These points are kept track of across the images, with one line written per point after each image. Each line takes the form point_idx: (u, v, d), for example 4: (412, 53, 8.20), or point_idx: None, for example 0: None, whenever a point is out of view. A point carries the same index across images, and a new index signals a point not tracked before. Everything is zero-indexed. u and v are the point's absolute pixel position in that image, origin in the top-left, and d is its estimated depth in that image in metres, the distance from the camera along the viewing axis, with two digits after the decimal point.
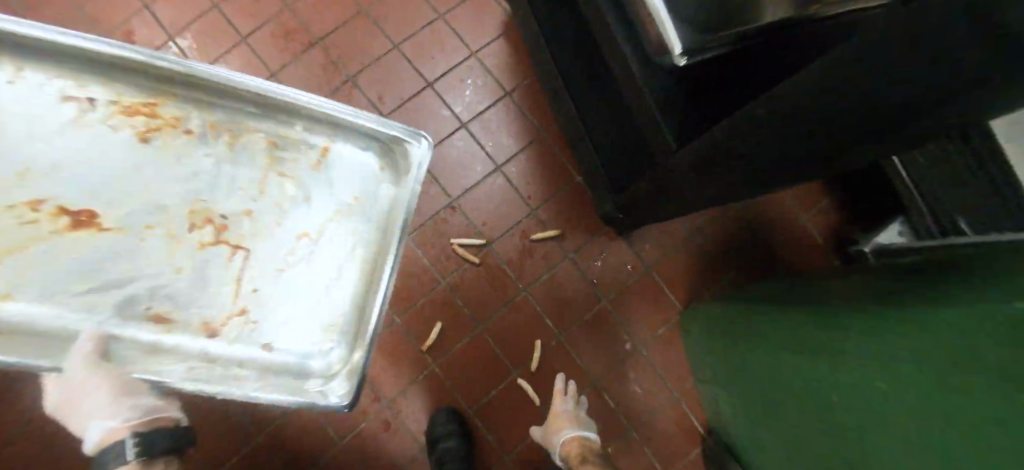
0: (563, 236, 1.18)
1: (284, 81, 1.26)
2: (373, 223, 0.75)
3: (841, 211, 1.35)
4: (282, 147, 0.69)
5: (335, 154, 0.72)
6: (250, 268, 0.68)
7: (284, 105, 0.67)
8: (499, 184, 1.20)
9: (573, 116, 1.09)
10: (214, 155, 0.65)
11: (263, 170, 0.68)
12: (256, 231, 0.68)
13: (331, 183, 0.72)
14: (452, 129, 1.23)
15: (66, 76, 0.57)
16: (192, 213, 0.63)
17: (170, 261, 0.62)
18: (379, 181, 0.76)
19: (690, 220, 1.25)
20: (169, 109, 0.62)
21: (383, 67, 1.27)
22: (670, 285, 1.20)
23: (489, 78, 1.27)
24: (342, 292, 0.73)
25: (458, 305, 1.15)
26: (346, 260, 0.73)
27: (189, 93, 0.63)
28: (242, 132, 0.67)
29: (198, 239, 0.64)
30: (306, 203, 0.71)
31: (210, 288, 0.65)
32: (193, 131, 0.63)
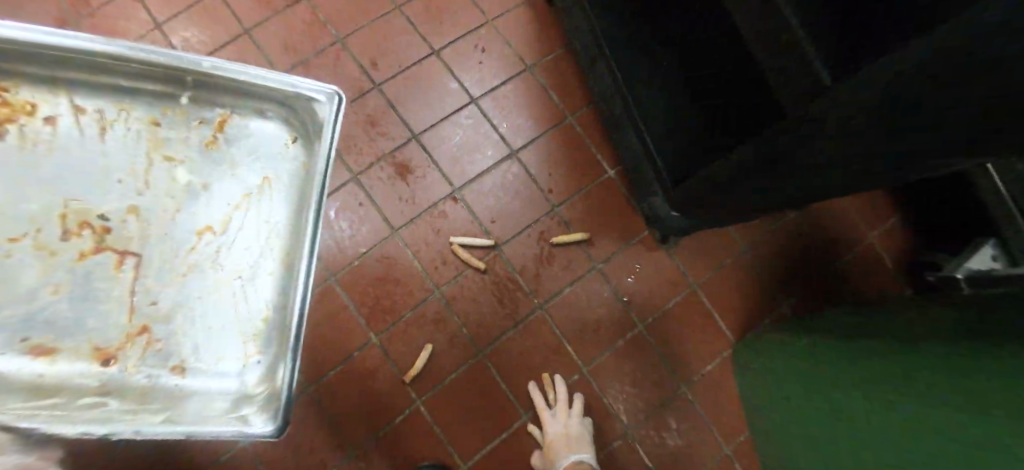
0: (591, 241, 0.95)
1: (260, 39, 1.05)
2: (292, 205, 0.48)
3: (917, 227, 1.05)
4: (168, 124, 0.45)
5: (234, 130, 0.48)
6: (143, 282, 0.43)
7: (158, 72, 0.43)
8: (513, 174, 0.97)
9: (617, 86, 0.86)
10: (85, 145, 0.42)
11: (142, 148, 0.44)
12: (146, 231, 0.44)
13: (233, 167, 0.47)
14: (460, 105, 1.01)
15: None
16: (61, 216, 0.41)
17: (47, 277, 0.41)
18: (296, 152, 0.50)
19: (749, 227, 1.00)
20: (23, 93, 0.40)
21: (379, 27, 1.04)
22: (722, 310, 0.96)
23: (508, 46, 1.04)
24: (261, 297, 0.46)
25: (455, 323, 0.91)
26: (258, 257, 0.47)
27: (45, 73, 0.40)
28: (116, 109, 0.43)
29: (77, 249, 0.42)
30: (205, 191, 0.46)
31: (102, 306, 0.43)
32: (55, 119, 0.41)
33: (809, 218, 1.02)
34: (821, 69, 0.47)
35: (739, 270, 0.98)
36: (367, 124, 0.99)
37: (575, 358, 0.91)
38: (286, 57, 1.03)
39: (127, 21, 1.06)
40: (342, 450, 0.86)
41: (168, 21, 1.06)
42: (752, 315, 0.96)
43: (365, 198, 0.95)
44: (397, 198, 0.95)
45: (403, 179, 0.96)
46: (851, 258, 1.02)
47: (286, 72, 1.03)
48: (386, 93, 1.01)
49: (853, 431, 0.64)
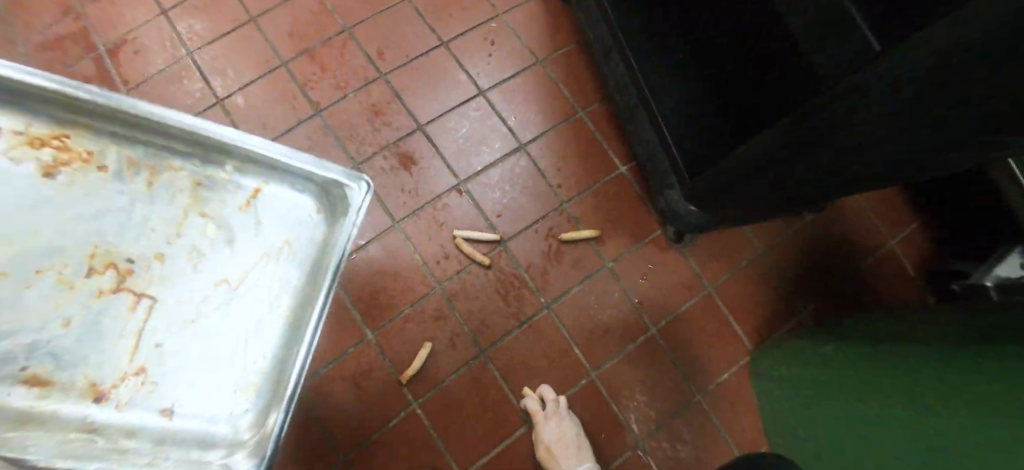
0: (600, 239, 0.91)
1: (266, 27, 1.03)
2: (306, 269, 0.52)
3: (937, 234, 0.97)
4: (209, 186, 0.49)
5: (266, 196, 0.52)
6: (153, 325, 0.43)
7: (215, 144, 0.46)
8: (521, 168, 0.94)
9: (631, 75, 0.82)
10: (130, 194, 0.43)
11: (182, 206, 0.47)
12: (169, 278, 0.45)
13: (258, 228, 0.51)
14: (468, 97, 0.98)
15: None
16: (90, 255, 0.41)
17: (62, 309, 0.39)
18: (315, 224, 0.54)
19: (765, 229, 0.95)
20: (84, 142, 0.42)
21: (387, 17, 1.02)
22: (740, 315, 0.90)
23: (518, 39, 1.01)
24: (264, 351, 0.48)
25: (457, 321, 0.86)
26: (266, 312, 0.49)
27: (111, 132, 0.43)
28: (162, 167, 0.46)
29: (97, 286, 0.41)
30: (229, 246, 0.48)
31: (104, 343, 0.41)
32: (107, 168, 0.42)
33: (829, 219, 0.96)
34: (864, 31, 0.44)
35: (758, 273, 0.93)
36: (371, 114, 0.96)
37: (583, 362, 0.86)
38: (291, 45, 1.01)
39: (134, 8, 1.04)
40: (332, 453, 0.80)
41: (175, 8, 1.05)
42: (772, 321, 0.91)
43: None
44: (399, 190, 0.92)
45: (407, 170, 0.93)
46: (876, 259, 0.96)
47: (291, 60, 1.00)
48: (392, 83, 0.98)
49: (866, 435, 0.59)
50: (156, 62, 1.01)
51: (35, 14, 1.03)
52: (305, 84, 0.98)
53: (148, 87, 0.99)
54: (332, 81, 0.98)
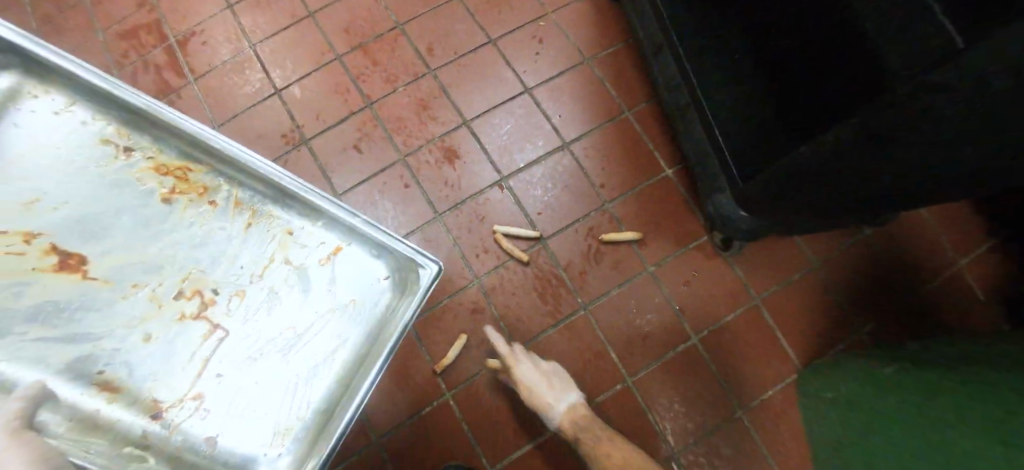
0: (643, 242, 0.89)
1: (322, 22, 1.06)
2: (364, 330, 0.60)
3: (1014, 258, 0.90)
4: (297, 237, 0.62)
5: (343, 256, 0.62)
6: (222, 349, 0.57)
7: (302, 200, 0.59)
8: (564, 167, 0.93)
9: (687, 73, 0.79)
10: (229, 231, 0.60)
11: (272, 251, 0.61)
12: (238, 309, 0.58)
13: (332, 282, 0.61)
14: (513, 94, 0.98)
15: (112, 122, 0.56)
16: (184, 279, 0.57)
17: (145, 325, 0.55)
18: (382, 288, 0.61)
19: (821, 241, 0.90)
20: (202, 177, 0.59)
21: (438, 14, 1.04)
22: (788, 330, 0.86)
23: (567, 38, 1.01)
24: (309, 398, 0.57)
25: (492, 315, 0.86)
26: (320, 364, 0.58)
27: (228, 172, 0.60)
28: (263, 216, 0.61)
29: (180, 309, 0.57)
30: (301, 295, 0.60)
31: (174, 361, 0.55)
32: (216, 202, 0.59)
33: (890, 234, 0.91)
34: (939, 16, 0.41)
35: (810, 288, 0.88)
36: (418, 108, 0.98)
37: (619, 366, 0.84)
38: (345, 40, 1.04)
39: (203, 3, 1.11)
40: (365, 438, 0.82)
41: (240, 3, 1.10)
42: (824, 339, 0.86)
43: (411, 181, 0.93)
44: (443, 183, 0.93)
45: (450, 164, 0.94)
46: (944, 279, 0.89)
47: (345, 54, 1.03)
48: (440, 79, 0.99)
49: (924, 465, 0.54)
50: (221, 53, 1.06)
51: (117, 8, 1.11)
52: (356, 77, 1.01)
53: (213, 77, 1.05)
54: (382, 75, 1.01)
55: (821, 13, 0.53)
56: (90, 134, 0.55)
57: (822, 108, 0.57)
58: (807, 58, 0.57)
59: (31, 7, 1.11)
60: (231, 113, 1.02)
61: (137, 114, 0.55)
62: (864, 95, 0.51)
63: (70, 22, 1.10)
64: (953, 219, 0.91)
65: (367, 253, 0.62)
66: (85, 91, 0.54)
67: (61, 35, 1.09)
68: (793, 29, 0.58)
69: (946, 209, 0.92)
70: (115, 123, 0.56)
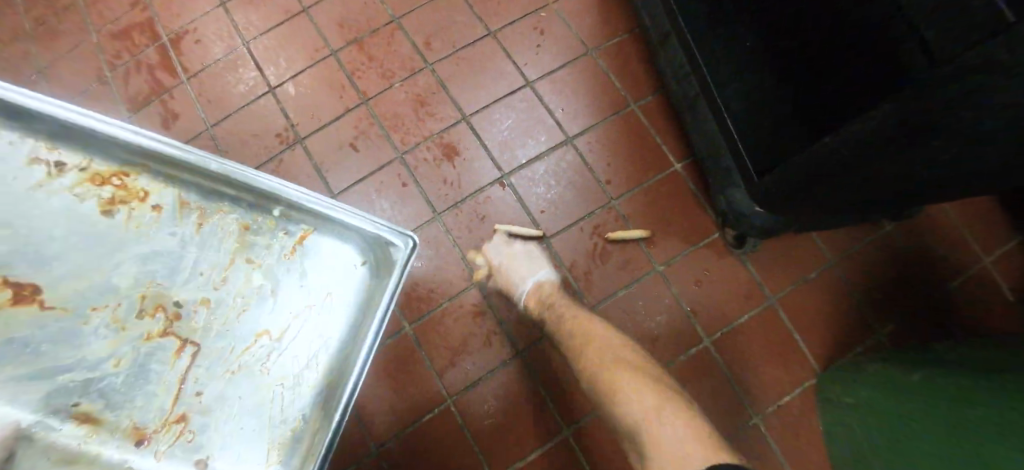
0: (651, 240, 0.85)
1: (317, 18, 1.03)
2: (344, 321, 0.60)
3: None
4: (255, 232, 0.59)
5: (311, 246, 0.61)
6: (197, 368, 0.54)
7: (261, 191, 0.57)
8: (567, 162, 0.89)
9: (694, 63, 0.75)
10: (180, 237, 0.55)
11: (230, 252, 0.58)
12: (207, 321, 0.55)
13: (302, 276, 0.60)
14: (514, 87, 0.94)
15: (37, 135, 0.49)
16: (142, 297, 0.52)
17: (113, 350, 0.50)
18: (358, 274, 0.62)
19: (837, 237, 0.86)
20: (141, 180, 0.54)
21: (436, 6, 1.00)
22: (806, 331, 0.82)
23: (569, 29, 0.97)
24: (299, 399, 0.57)
25: (494, 318, 0.83)
26: (304, 365, 0.58)
27: (167, 171, 0.55)
28: (213, 213, 0.57)
29: (145, 329, 0.52)
30: (272, 297, 0.58)
31: (150, 385, 0.51)
32: (162, 206, 0.54)
33: (913, 229, 0.86)
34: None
35: (828, 286, 0.84)
36: (416, 104, 0.94)
37: None
38: (340, 35, 1.01)
39: (196, 1, 1.08)
40: (364, 447, 0.79)
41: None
42: (842, 340, 0.82)
43: (409, 179, 0.90)
44: (442, 181, 0.89)
45: (449, 162, 0.90)
46: (969, 276, 0.85)
47: (340, 49, 1.00)
48: (438, 74, 0.96)
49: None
50: (214, 51, 1.04)
51: (108, 7, 1.09)
52: (352, 73, 0.98)
53: (206, 76, 1.02)
54: (378, 71, 0.97)
55: (819, 13, 0.54)
56: (19, 150, 0.48)
57: (821, 108, 0.58)
58: (806, 59, 0.58)
59: (25, 8, 1.09)
60: (225, 112, 0.99)
61: (69, 126, 0.48)
62: (864, 94, 0.52)
63: (62, 22, 1.08)
64: (983, 218, 0.87)
65: (333, 238, 0.62)
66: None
67: (54, 36, 1.07)
68: (791, 30, 0.59)
69: (974, 205, 0.87)
70: (39, 135, 0.49)
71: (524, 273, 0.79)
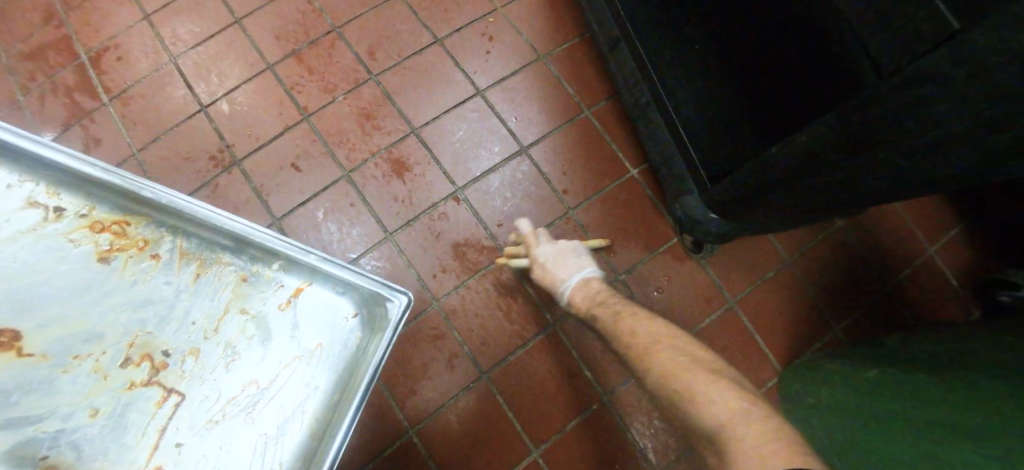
0: (611, 249, 0.84)
1: (250, 29, 0.97)
2: (337, 375, 0.54)
3: (983, 242, 0.89)
4: (253, 283, 0.54)
5: (309, 297, 0.55)
6: (178, 419, 0.47)
7: (259, 242, 0.52)
8: (523, 173, 0.87)
9: (645, 69, 0.74)
10: (175, 286, 0.50)
11: (226, 300, 0.52)
12: (195, 371, 0.49)
13: (296, 327, 0.54)
14: (464, 98, 0.91)
15: (40, 180, 0.46)
16: (128, 346, 0.47)
17: (90, 400, 0.45)
18: (351, 327, 0.56)
19: (794, 236, 0.87)
20: (141, 229, 0.50)
21: (378, 15, 0.95)
22: (767, 332, 0.82)
23: (519, 34, 0.94)
24: (281, 459, 0.50)
25: (455, 340, 0.80)
26: (289, 415, 0.51)
27: (169, 220, 0.51)
28: (214, 262, 0.53)
29: (128, 378, 0.47)
30: (263, 346, 0.52)
31: (125, 438, 0.45)
32: (160, 255, 0.50)
33: (865, 226, 0.88)
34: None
35: (787, 284, 0.85)
36: (362, 119, 0.90)
37: (594, 385, 0.79)
38: (276, 48, 0.95)
39: (115, 14, 1.00)
40: None
41: (158, 11, 1.00)
42: (802, 337, 0.83)
43: (358, 198, 0.86)
44: (392, 199, 0.85)
45: (400, 178, 0.86)
46: (920, 272, 0.87)
47: (277, 63, 0.94)
48: (384, 85, 0.92)
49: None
50: (137, 69, 0.96)
51: (13, 22, 0.99)
52: (292, 88, 0.92)
53: (131, 95, 0.94)
54: (319, 85, 0.92)
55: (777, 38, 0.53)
56: (17, 196, 0.45)
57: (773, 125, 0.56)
58: (764, 69, 0.55)
59: None
60: (153, 135, 0.92)
61: (74, 172, 0.46)
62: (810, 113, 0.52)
63: None
64: (934, 214, 0.89)
65: (331, 288, 0.56)
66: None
67: None
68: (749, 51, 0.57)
69: (922, 202, 0.90)
70: (46, 179, 0.46)
71: (573, 267, 0.73)
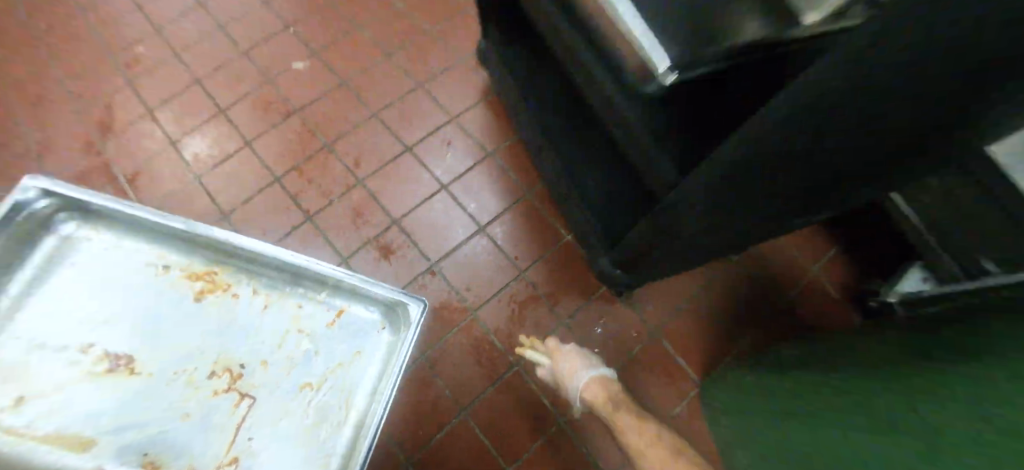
0: (557, 300, 1.06)
1: (258, 149, 1.23)
2: (371, 370, 0.82)
3: (855, 262, 1.12)
4: (308, 308, 0.84)
5: (349, 314, 0.85)
6: (251, 416, 0.76)
7: (312, 277, 0.83)
8: (483, 246, 1.10)
9: (557, 165, 0.98)
10: (252, 313, 0.82)
11: (287, 324, 0.83)
12: (262, 381, 0.79)
13: (338, 337, 0.84)
14: (432, 192, 1.15)
15: (155, 250, 0.83)
16: (216, 363, 0.78)
17: (185, 406, 0.75)
18: (382, 333, 0.85)
19: (701, 274, 1.10)
20: (226, 276, 0.84)
21: (359, 132, 1.21)
22: (686, 353, 1.04)
23: (471, 137, 1.20)
24: (328, 434, 0.77)
25: (439, 385, 1.00)
26: (332, 403, 0.79)
27: (247, 269, 0.84)
28: (277, 297, 0.84)
29: (214, 387, 0.77)
30: (315, 355, 0.82)
31: (211, 431, 0.74)
32: (237, 293, 0.83)
33: (757, 260, 1.11)
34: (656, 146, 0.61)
35: (700, 313, 1.07)
36: (353, 215, 1.14)
37: (553, 410, 1.00)
38: (280, 162, 1.20)
39: (147, 142, 1.26)
40: None
41: (182, 139, 1.26)
42: (714, 355, 1.04)
43: None
44: (381, 277, 1.08)
45: (386, 259, 1.09)
46: (807, 291, 1.10)
47: (281, 174, 1.19)
48: (368, 186, 1.16)
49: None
50: (168, 186, 1.21)
51: (65, 155, 1.25)
52: (295, 194, 1.17)
53: (163, 211, 1.17)
54: (317, 190, 1.17)
55: None
56: (145, 264, 0.82)
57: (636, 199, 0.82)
58: None
59: None
60: None
61: (182, 240, 0.81)
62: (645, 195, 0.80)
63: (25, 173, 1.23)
64: (817, 243, 1.13)
65: (365, 308, 0.86)
66: (137, 230, 0.82)
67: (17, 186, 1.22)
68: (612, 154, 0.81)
69: (806, 234, 1.13)
70: (164, 249, 0.83)
71: (585, 367, 0.85)
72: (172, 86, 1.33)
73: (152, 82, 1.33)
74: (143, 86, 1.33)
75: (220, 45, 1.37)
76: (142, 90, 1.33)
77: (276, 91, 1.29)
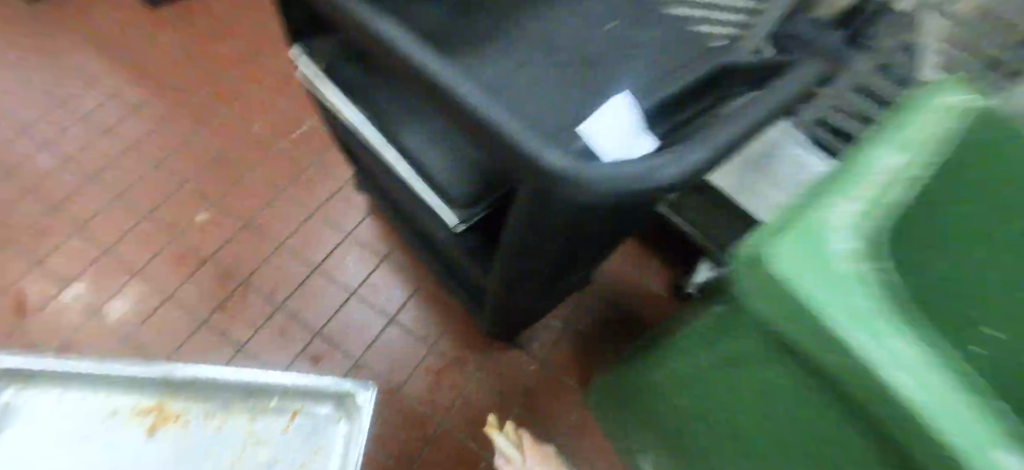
0: (463, 360, 1.34)
1: (179, 299, 1.40)
2: (329, 456, 1.03)
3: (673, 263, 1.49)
4: (262, 417, 1.05)
5: (302, 414, 1.06)
6: None
7: (265, 389, 1.04)
8: (395, 333, 1.35)
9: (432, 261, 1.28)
10: (209, 433, 1.03)
11: (243, 438, 1.03)
12: None
13: (294, 435, 1.04)
14: (343, 299, 1.40)
15: (107, 397, 1.03)
16: None
17: None
18: (337, 421, 1.06)
19: (566, 306, 1.43)
20: (178, 405, 1.04)
21: (271, 265, 1.45)
22: (569, 372, 1.35)
23: (366, 246, 1.47)
24: None
25: (383, 457, 1.23)
26: None
27: (202, 395, 1.05)
28: (232, 416, 1.04)
29: None
30: (271, 458, 1.02)
31: None
32: (188, 419, 1.03)
33: (603, 284, 1.46)
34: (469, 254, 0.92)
35: (572, 337, 1.39)
36: (279, 336, 1.35)
37: (479, 449, 1.26)
38: (202, 306, 1.39)
39: (69, 317, 1.38)
40: None
41: (102, 306, 1.40)
42: (589, 366, 1.37)
43: None
44: None
45: (316, 366, 1.31)
46: (645, 297, 1.46)
47: (207, 316, 1.37)
48: (288, 308, 1.38)
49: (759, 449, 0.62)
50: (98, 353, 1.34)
51: None
52: (223, 331, 1.36)
53: None
54: (243, 323, 1.36)
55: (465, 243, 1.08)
56: (102, 412, 1.02)
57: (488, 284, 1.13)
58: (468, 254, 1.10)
59: None
60: None
61: (139, 381, 1.02)
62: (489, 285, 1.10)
63: None
64: (643, 258, 1.50)
65: (316, 405, 1.07)
66: (92, 382, 1.02)
67: None
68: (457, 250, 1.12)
69: (633, 253, 1.50)
70: (117, 392, 1.04)
71: None
72: (82, 260, 1.46)
73: (61, 261, 1.46)
74: (52, 266, 1.45)
75: (123, 214, 1.54)
76: (52, 270, 1.45)
77: (186, 244, 1.48)
